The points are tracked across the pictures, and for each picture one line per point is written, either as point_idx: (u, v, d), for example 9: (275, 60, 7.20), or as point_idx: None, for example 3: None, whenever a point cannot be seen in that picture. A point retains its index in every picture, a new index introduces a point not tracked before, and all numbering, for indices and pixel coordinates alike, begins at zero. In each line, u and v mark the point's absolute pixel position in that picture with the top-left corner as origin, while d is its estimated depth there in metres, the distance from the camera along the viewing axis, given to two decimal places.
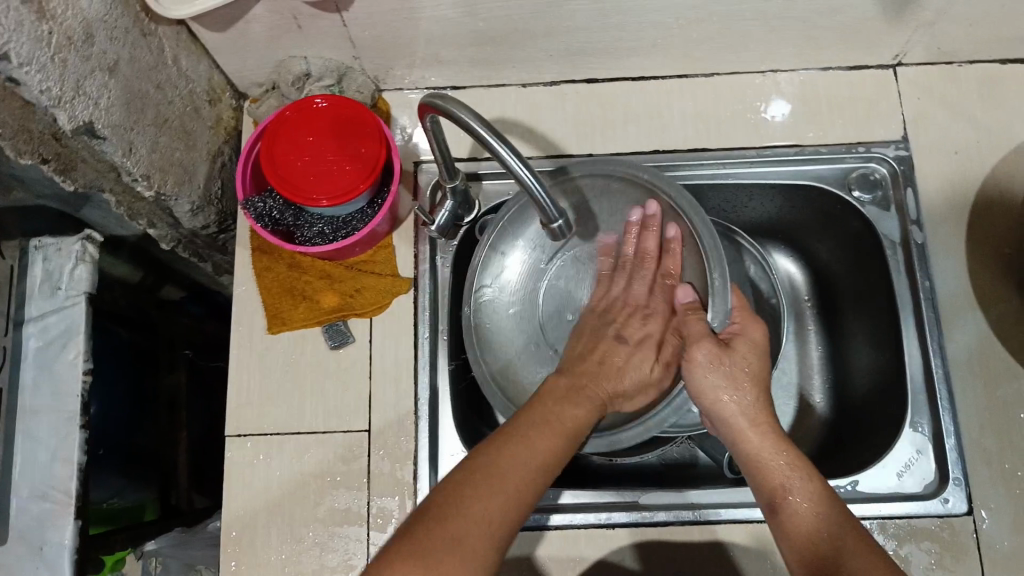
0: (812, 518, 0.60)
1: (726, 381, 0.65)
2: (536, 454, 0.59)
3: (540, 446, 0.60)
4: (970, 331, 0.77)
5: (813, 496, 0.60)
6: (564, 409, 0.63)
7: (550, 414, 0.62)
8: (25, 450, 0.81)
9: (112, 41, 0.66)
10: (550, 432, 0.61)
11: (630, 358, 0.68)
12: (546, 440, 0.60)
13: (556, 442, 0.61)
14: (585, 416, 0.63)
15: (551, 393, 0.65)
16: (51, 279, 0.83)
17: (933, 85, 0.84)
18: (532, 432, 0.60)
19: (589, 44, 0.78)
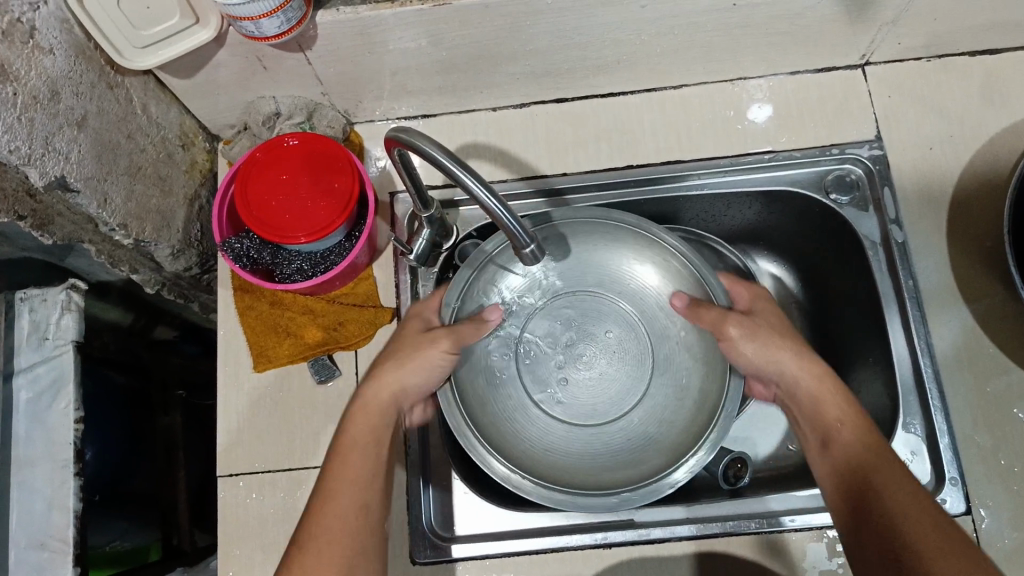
0: (875, 467, 0.61)
1: (768, 342, 0.71)
2: (351, 477, 0.64)
3: (349, 467, 0.64)
4: (956, 326, 0.77)
5: (878, 448, 0.62)
6: (363, 425, 0.67)
7: (353, 436, 0.67)
8: (22, 502, 0.81)
9: (78, 96, 0.67)
10: (356, 455, 0.65)
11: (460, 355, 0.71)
12: (355, 462, 0.65)
13: (366, 462, 0.65)
14: (388, 407, 0.69)
15: (352, 408, 0.69)
16: (38, 329, 0.84)
17: (904, 82, 0.84)
18: (338, 460, 0.65)
19: (555, 64, 0.78)
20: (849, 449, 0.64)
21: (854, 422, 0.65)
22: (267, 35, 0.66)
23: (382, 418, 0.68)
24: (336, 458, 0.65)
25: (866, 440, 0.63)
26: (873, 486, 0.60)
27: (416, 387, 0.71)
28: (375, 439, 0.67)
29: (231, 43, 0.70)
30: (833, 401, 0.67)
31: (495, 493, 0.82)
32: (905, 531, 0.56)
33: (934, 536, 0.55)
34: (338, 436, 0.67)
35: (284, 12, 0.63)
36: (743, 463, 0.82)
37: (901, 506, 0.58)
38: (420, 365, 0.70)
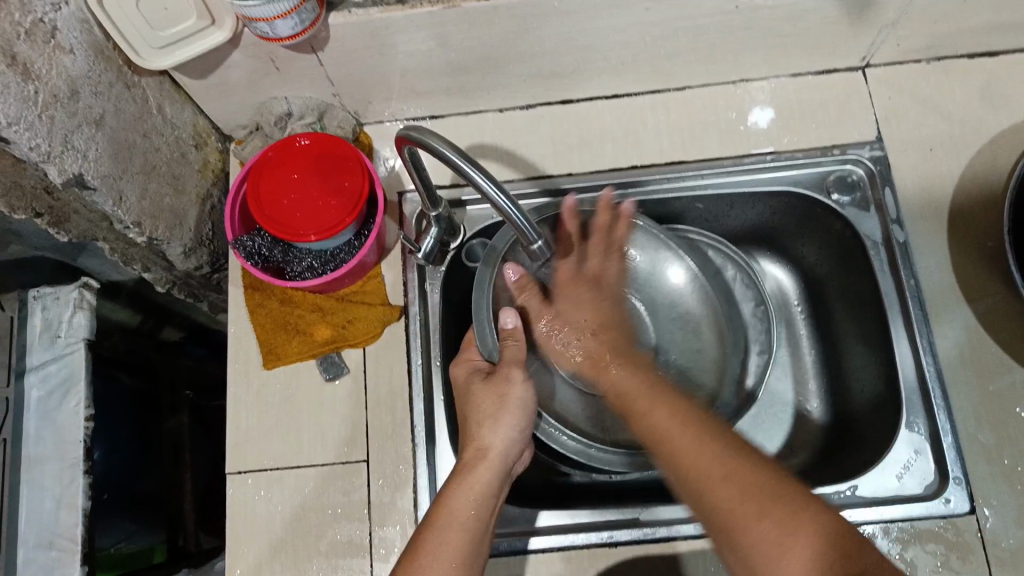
0: (699, 475, 0.59)
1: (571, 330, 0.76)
2: (456, 530, 0.64)
3: (456, 517, 0.65)
4: (958, 325, 0.78)
5: (693, 448, 0.61)
6: (464, 499, 0.66)
7: (454, 508, 0.66)
8: (30, 499, 0.82)
9: (97, 95, 0.68)
10: (455, 530, 0.64)
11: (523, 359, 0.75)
12: (462, 511, 0.66)
13: (462, 540, 0.64)
14: (490, 481, 0.68)
15: (451, 482, 0.68)
16: (50, 328, 0.85)
17: (904, 85, 0.85)
18: (445, 509, 0.66)
19: (561, 66, 0.80)
20: (678, 452, 0.61)
21: (670, 418, 0.64)
22: (282, 36, 0.67)
23: (491, 473, 0.69)
24: (432, 533, 0.64)
25: (677, 440, 0.62)
26: (721, 497, 0.58)
27: (509, 444, 0.71)
28: (484, 493, 0.68)
29: (246, 44, 0.72)
30: (648, 413, 0.65)
31: (502, 491, 0.83)
32: (757, 542, 0.55)
33: (784, 539, 0.55)
34: (445, 494, 0.67)
35: (299, 13, 0.65)
36: None
37: (753, 515, 0.56)
38: (501, 414, 0.72)
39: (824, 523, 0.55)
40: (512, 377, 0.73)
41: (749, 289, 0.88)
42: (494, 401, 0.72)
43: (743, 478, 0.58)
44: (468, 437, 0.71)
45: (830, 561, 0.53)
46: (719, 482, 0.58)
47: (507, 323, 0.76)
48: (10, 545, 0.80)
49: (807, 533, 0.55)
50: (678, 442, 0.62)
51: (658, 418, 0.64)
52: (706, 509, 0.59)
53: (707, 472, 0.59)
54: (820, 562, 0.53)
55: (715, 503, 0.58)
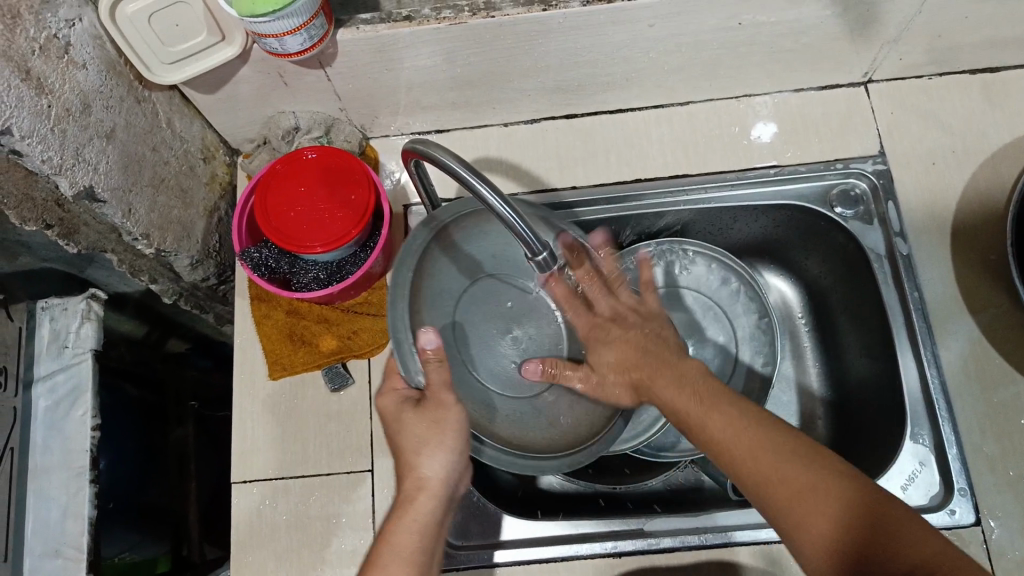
0: (727, 445, 0.59)
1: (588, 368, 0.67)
2: (405, 555, 0.57)
3: (403, 549, 0.58)
4: (962, 336, 0.78)
5: (717, 420, 0.61)
6: (409, 527, 0.59)
7: (398, 540, 0.58)
8: (37, 508, 0.82)
9: (108, 109, 0.69)
10: (401, 565, 0.56)
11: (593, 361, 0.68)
12: (409, 542, 0.58)
13: (410, 572, 0.56)
14: (433, 511, 0.60)
15: (392, 517, 0.60)
16: (58, 338, 0.85)
17: (906, 99, 0.86)
18: (391, 542, 0.58)
19: (565, 81, 0.81)
20: (703, 427, 0.61)
21: (690, 395, 0.63)
22: (290, 52, 0.68)
23: (438, 505, 0.61)
24: (377, 569, 0.56)
25: (704, 415, 0.62)
26: (749, 468, 0.58)
27: (451, 479, 0.62)
28: (430, 525, 0.60)
29: (255, 60, 0.73)
30: (664, 380, 0.65)
31: (505, 503, 0.83)
32: (790, 509, 0.55)
33: (817, 504, 0.54)
34: (389, 527, 0.59)
35: (307, 29, 0.66)
36: None
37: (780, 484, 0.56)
38: (441, 444, 0.61)
39: (849, 489, 0.54)
40: (445, 401, 0.61)
41: (751, 302, 0.89)
42: (429, 426, 0.61)
43: (762, 445, 0.58)
44: (405, 469, 0.62)
45: (856, 526, 0.52)
46: (742, 454, 0.58)
47: (428, 343, 0.61)
48: (16, 554, 0.81)
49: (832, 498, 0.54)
50: (704, 416, 0.62)
51: (666, 391, 0.65)
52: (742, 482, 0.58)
53: (727, 443, 0.59)
54: (851, 527, 0.52)
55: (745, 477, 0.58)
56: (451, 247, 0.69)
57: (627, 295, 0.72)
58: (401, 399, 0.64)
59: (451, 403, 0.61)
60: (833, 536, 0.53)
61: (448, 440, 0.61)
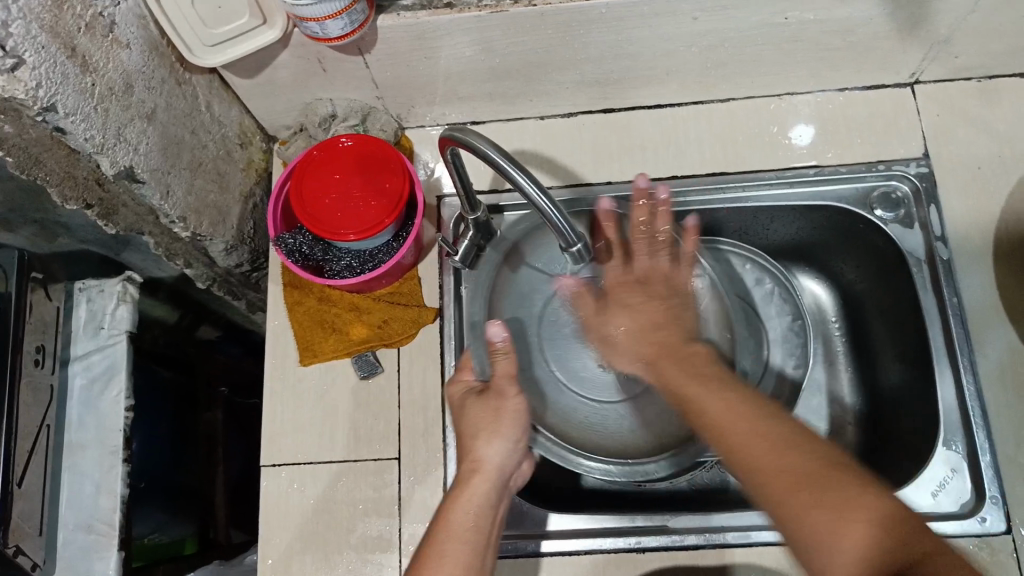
0: (742, 442, 0.56)
1: (625, 319, 0.68)
2: (462, 536, 0.59)
3: (460, 532, 0.60)
4: (999, 342, 0.76)
5: (737, 418, 0.57)
6: (467, 506, 0.62)
7: (454, 522, 0.60)
8: (72, 484, 0.84)
9: (150, 90, 0.70)
10: (461, 544, 0.59)
11: (614, 322, 0.69)
12: (468, 525, 0.60)
13: (465, 553, 0.58)
14: (488, 493, 0.63)
15: (449, 497, 0.63)
16: (95, 319, 0.87)
17: (952, 101, 0.84)
18: (447, 526, 0.60)
19: (604, 75, 0.80)
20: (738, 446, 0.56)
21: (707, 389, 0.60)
22: (331, 37, 0.68)
23: (492, 488, 0.64)
24: (439, 545, 0.58)
25: (746, 447, 0.56)
26: (773, 472, 0.54)
27: (504, 466, 0.65)
28: (484, 507, 0.62)
29: (295, 45, 0.73)
30: (675, 372, 0.63)
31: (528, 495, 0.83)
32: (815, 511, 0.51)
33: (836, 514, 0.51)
34: (445, 512, 0.61)
35: (349, 14, 0.66)
36: None
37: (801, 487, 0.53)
38: (499, 432, 0.65)
39: (879, 496, 0.52)
40: (507, 392, 0.67)
41: (785, 304, 0.88)
42: (489, 415, 0.66)
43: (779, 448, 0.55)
44: (465, 458, 0.66)
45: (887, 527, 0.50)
46: (766, 458, 0.55)
47: (496, 337, 0.68)
48: (50, 527, 0.82)
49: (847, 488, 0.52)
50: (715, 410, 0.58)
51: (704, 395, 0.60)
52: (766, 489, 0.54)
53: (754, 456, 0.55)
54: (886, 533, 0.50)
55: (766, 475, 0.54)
56: (515, 256, 0.82)
57: (666, 260, 0.70)
58: (469, 389, 0.69)
59: (515, 397, 0.67)
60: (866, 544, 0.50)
61: (504, 431, 0.66)
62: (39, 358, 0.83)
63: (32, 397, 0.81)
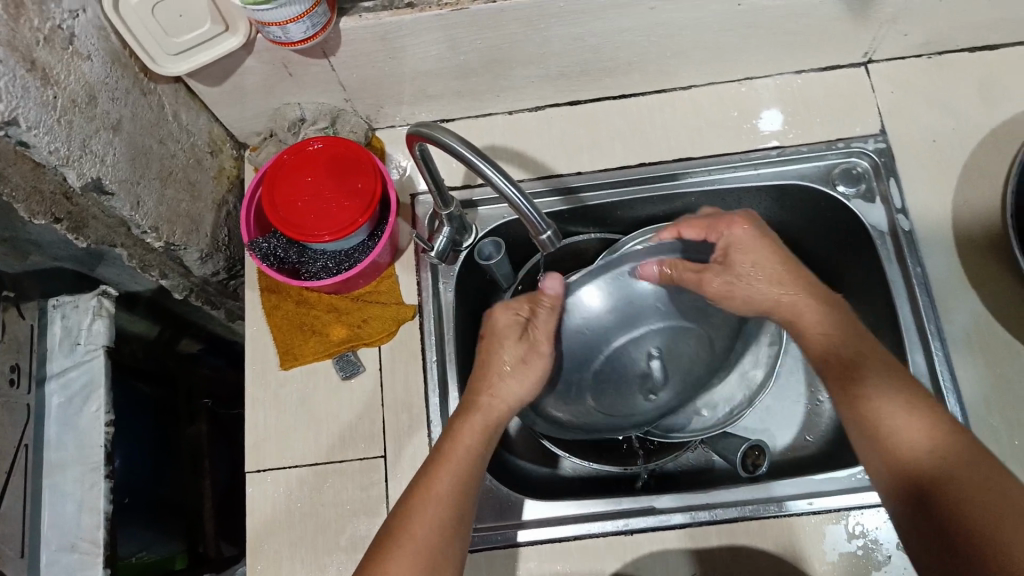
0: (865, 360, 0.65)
1: (749, 264, 0.72)
2: (465, 452, 0.66)
3: (464, 447, 0.66)
4: (964, 309, 0.79)
5: (881, 382, 0.64)
6: (476, 427, 0.68)
7: (459, 440, 0.67)
8: (53, 504, 0.83)
9: (114, 101, 0.70)
10: (465, 459, 0.65)
11: (745, 263, 0.72)
12: (470, 441, 0.67)
13: (469, 465, 0.65)
14: (495, 421, 0.70)
15: (461, 418, 0.69)
16: (71, 335, 0.86)
17: (905, 78, 0.87)
18: (454, 442, 0.67)
19: (567, 67, 0.81)
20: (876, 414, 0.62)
21: (875, 373, 0.64)
22: (293, 41, 0.69)
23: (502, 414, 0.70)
24: (449, 459, 0.65)
25: (887, 415, 0.62)
26: (872, 382, 0.64)
27: (518, 406, 0.72)
28: (489, 429, 0.69)
29: (259, 50, 0.74)
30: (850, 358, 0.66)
31: (514, 485, 0.84)
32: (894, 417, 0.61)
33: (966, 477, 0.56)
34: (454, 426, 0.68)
35: (311, 17, 0.66)
36: (760, 451, 0.83)
37: (897, 398, 0.62)
38: (526, 379, 0.72)
39: (947, 428, 0.59)
40: (542, 346, 0.72)
41: None
42: (518, 357, 0.72)
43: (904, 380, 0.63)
44: (483, 387, 0.71)
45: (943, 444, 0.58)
46: (868, 375, 0.64)
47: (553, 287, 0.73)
48: (32, 551, 0.82)
49: (927, 412, 0.61)
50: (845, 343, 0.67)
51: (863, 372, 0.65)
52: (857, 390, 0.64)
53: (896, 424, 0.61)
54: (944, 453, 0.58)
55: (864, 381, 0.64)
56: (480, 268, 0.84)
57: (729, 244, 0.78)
58: (516, 323, 0.72)
59: (547, 351, 0.72)
60: (920, 451, 0.59)
61: (530, 378, 0.72)
62: (15, 378, 0.84)
63: (8, 418, 0.82)
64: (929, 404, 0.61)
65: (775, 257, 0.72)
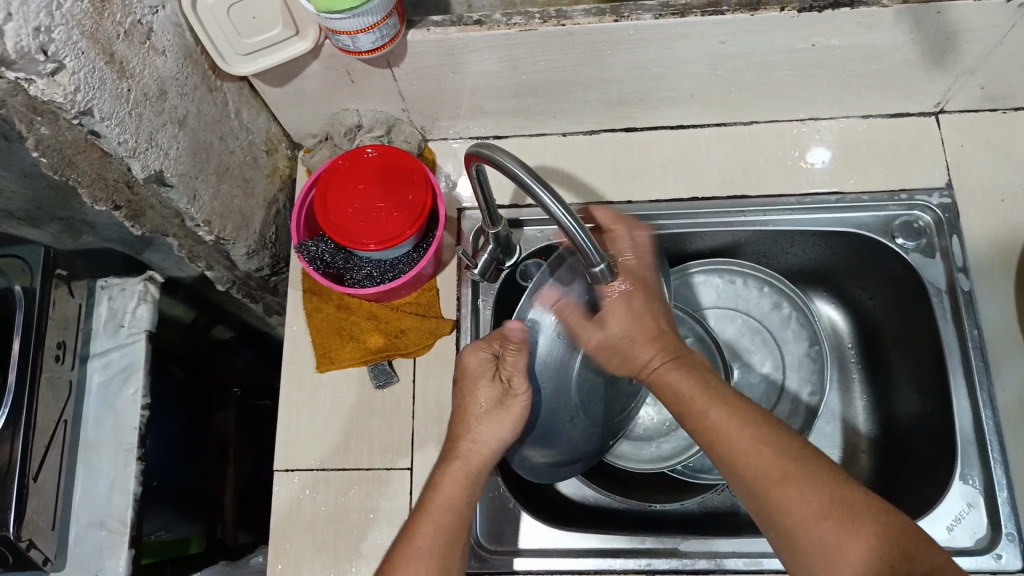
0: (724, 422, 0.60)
1: (625, 322, 0.70)
2: (449, 507, 0.64)
3: (449, 501, 0.64)
4: (1020, 378, 0.76)
5: (739, 433, 0.59)
6: (456, 479, 0.65)
7: (445, 493, 0.64)
8: (86, 480, 0.85)
9: (182, 96, 0.71)
10: (446, 514, 0.63)
11: (620, 319, 0.70)
12: (454, 495, 0.64)
13: (452, 522, 0.63)
14: (480, 473, 0.67)
15: (439, 470, 0.66)
16: (115, 318, 0.88)
17: (977, 131, 0.84)
18: (437, 494, 0.64)
19: (628, 94, 0.80)
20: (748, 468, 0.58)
21: (736, 421, 0.60)
22: (361, 50, 0.69)
23: (486, 462, 0.68)
24: (429, 513, 0.63)
25: (759, 474, 0.57)
26: (737, 455, 0.58)
27: (502, 446, 0.69)
28: (472, 479, 0.66)
29: (325, 56, 0.74)
30: (709, 408, 0.62)
31: (537, 510, 0.83)
32: (770, 489, 0.56)
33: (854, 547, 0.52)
34: (436, 477, 0.66)
35: (379, 29, 0.66)
36: None
37: (765, 467, 0.57)
38: (503, 420, 0.69)
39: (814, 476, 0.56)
40: (517, 387, 0.69)
41: (802, 329, 0.88)
42: (495, 403, 0.69)
43: (764, 439, 0.58)
44: (461, 433, 0.68)
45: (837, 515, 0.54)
46: (733, 439, 0.59)
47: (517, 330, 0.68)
48: (63, 523, 0.83)
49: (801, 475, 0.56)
50: (698, 403, 0.63)
51: (722, 422, 0.61)
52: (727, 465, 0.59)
53: (769, 482, 0.56)
54: (834, 525, 0.53)
55: (727, 451, 0.59)
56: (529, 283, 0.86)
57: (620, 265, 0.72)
58: (490, 362, 0.70)
59: (522, 392, 0.69)
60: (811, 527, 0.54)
61: (507, 418, 0.69)
62: (61, 354, 0.84)
63: (52, 393, 0.82)
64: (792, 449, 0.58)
65: (651, 321, 0.70)
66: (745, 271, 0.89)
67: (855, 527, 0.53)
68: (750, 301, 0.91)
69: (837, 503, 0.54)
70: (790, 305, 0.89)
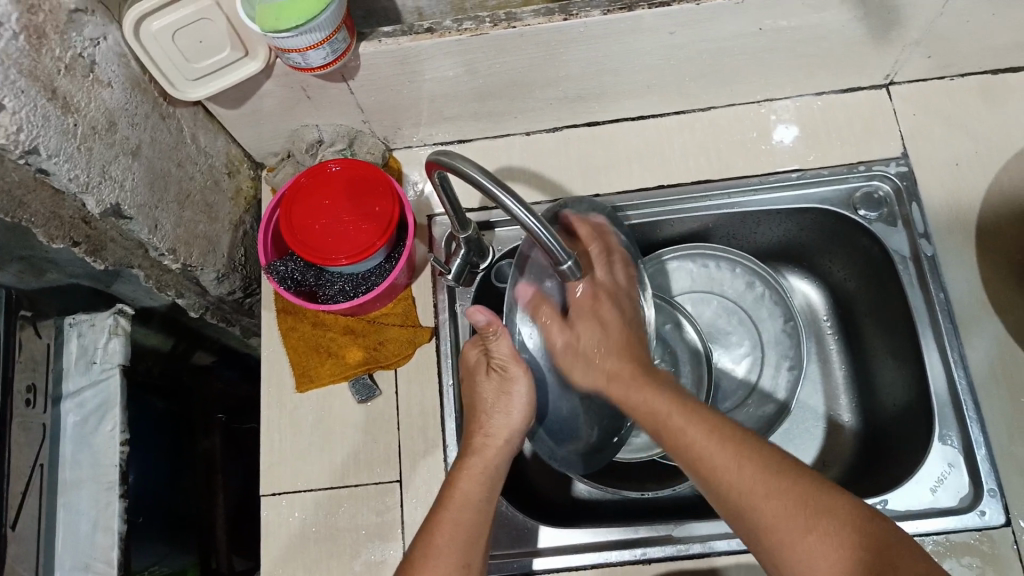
0: (744, 493, 0.56)
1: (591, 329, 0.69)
2: (469, 505, 0.64)
3: (469, 496, 0.64)
4: (988, 338, 0.78)
5: (700, 434, 0.60)
6: (476, 474, 0.66)
7: (464, 490, 0.65)
8: (68, 524, 0.83)
9: (134, 126, 0.70)
10: (465, 511, 0.63)
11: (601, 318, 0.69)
12: (473, 491, 0.65)
13: (472, 519, 0.63)
14: (498, 467, 0.68)
15: (458, 466, 0.67)
16: (86, 354, 0.87)
17: (928, 100, 0.86)
18: (457, 491, 0.65)
19: (586, 90, 0.81)
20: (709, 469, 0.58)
21: (698, 426, 0.60)
22: (313, 66, 0.69)
23: (502, 454, 0.69)
24: (447, 514, 0.63)
25: (720, 473, 0.58)
26: (746, 508, 0.56)
27: (516, 435, 0.70)
28: (491, 474, 0.67)
29: (278, 74, 0.74)
30: (672, 415, 0.62)
31: (533, 511, 0.83)
32: (730, 488, 0.57)
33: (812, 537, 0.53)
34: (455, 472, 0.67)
35: (330, 43, 0.66)
36: None
37: (778, 523, 0.54)
38: (508, 409, 0.70)
39: (772, 472, 0.56)
40: (513, 371, 0.70)
41: (776, 306, 0.89)
42: (495, 392, 0.70)
43: (722, 439, 0.59)
44: (476, 428, 0.70)
45: (863, 558, 0.51)
46: (696, 440, 0.60)
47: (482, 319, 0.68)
48: (48, 568, 0.81)
49: (851, 545, 0.52)
50: (666, 412, 0.62)
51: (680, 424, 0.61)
52: (734, 518, 0.57)
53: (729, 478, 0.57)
54: (792, 518, 0.54)
55: (765, 537, 0.55)
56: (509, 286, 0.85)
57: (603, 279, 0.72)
58: (483, 356, 0.72)
59: (518, 375, 0.69)
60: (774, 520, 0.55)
61: (512, 404, 0.70)
62: (31, 398, 0.82)
63: (25, 438, 0.80)
64: (749, 447, 0.58)
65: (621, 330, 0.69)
66: (718, 255, 0.90)
67: (815, 520, 0.53)
68: (724, 283, 0.92)
69: (794, 497, 0.55)
70: (764, 284, 0.89)
